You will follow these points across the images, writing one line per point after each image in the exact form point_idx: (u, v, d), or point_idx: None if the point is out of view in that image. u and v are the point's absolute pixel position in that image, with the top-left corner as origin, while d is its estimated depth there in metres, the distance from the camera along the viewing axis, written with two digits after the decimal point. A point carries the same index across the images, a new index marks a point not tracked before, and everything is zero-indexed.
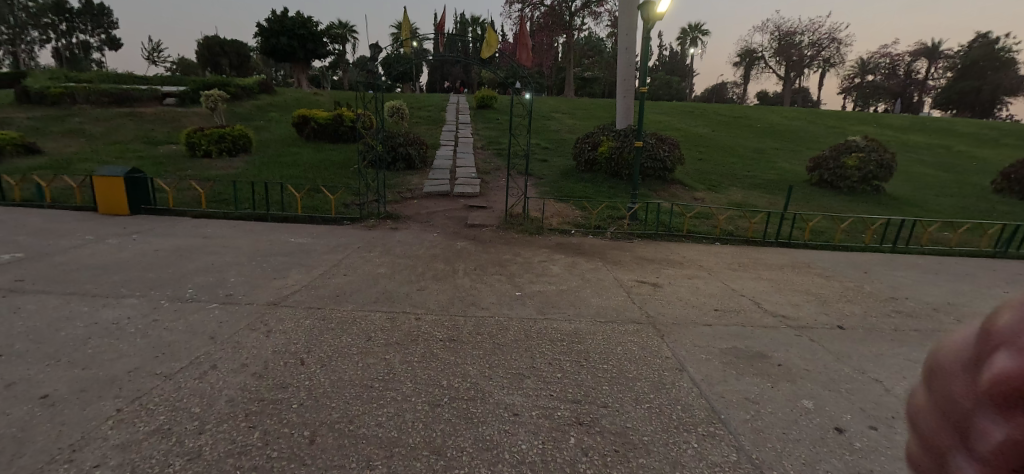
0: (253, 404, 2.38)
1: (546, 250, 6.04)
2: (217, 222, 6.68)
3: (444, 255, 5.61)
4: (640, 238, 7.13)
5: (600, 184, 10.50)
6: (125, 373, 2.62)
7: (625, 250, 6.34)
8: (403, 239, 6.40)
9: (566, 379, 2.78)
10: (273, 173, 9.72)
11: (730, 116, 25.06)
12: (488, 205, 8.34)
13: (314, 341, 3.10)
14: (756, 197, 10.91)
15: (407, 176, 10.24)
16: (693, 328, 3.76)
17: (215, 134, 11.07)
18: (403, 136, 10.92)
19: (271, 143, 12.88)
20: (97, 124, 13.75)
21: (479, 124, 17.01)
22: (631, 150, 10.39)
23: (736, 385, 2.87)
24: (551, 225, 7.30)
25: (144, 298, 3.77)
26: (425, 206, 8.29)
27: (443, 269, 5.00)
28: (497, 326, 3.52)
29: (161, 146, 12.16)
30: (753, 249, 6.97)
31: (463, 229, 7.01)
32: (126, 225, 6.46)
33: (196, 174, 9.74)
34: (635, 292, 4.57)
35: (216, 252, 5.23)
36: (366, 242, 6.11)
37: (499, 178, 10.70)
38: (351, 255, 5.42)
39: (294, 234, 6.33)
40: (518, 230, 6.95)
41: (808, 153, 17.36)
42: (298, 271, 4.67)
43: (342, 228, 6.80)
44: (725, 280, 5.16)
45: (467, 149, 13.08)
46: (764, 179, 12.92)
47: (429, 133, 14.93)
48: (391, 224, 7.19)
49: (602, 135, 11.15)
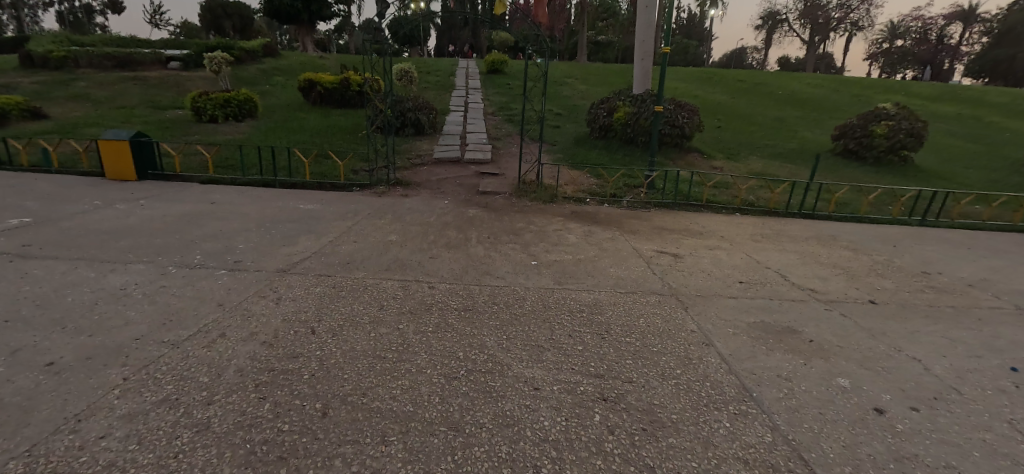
0: (263, 374, 2.28)
1: (561, 219, 5.84)
2: (225, 188, 6.55)
3: (456, 223, 5.45)
4: (657, 207, 6.89)
5: (615, 151, 10.12)
6: (132, 341, 2.54)
7: (643, 220, 6.11)
8: (414, 206, 6.23)
9: (588, 352, 2.65)
10: (280, 138, 9.52)
11: (749, 83, 24.02)
12: (500, 172, 8.10)
13: (325, 309, 2.99)
14: (777, 167, 10.50)
15: (416, 142, 9.96)
16: (718, 300, 3.59)
17: (221, 98, 10.82)
18: (413, 101, 10.57)
19: (278, 108, 12.60)
20: (102, 88, 13.53)
21: (489, 90, 16.47)
22: (648, 116, 9.95)
23: (767, 361, 2.72)
24: (566, 193, 7.07)
25: (152, 264, 3.68)
26: (435, 173, 8.08)
27: (455, 237, 4.85)
28: (513, 295, 3.38)
29: (167, 111, 11.96)
30: (775, 220, 6.70)
31: (474, 197, 6.81)
32: (134, 191, 6.37)
33: (203, 139, 9.58)
34: (655, 263, 4.39)
35: (224, 218, 5.12)
36: (376, 209, 5.96)
37: (511, 145, 10.38)
38: (361, 221, 5.29)
39: (303, 200, 6.20)
40: (531, 198, 6.74)
41: (832, 122, 16.62)
42: (308, 238, 4.55)
43: (351, 195, 6.65)
44: (748, 252, 4.95)
45: (478, 115, 12.68)
46: (785, 148, 12.41)
47: (439, 98, 14.49)
48: (401, 190, 7.01)
49: (618, 100, 10.69)
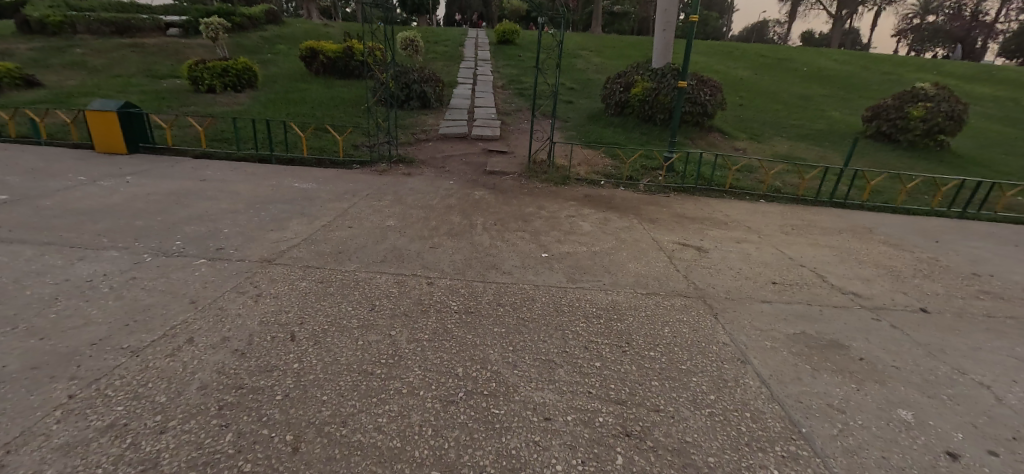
0: (229, 393, 1.97)
1: (573, 203, 5.42)
2: (218, 164, 6.19)
3: (461, 206, 5.05)
4: (676, 192, 6.42)
5: (632, 130, 9.54)
6: (87, 347, 2.23)
7: (662, 206, 5.67)
8: (416, 186, 5.83)
9: (606, 371, 2.30)
10: (279, 110, 9.07)
11: (771, 58, 22.81)
12: (509, 150, 7.63)
13: (309, 310, 2.66)
14: (803, 149, 9.87)
15: (421, 116, 9.47)
16: (750, 305, 3.20)
17: (218, 67, 10.33)
18: (418, 71, 9.98)
19: (279, 78, 12.07)
20: (99, 55, 13.06)
21: (499, 61, 15.70)
22: (668, 92, 9.30)
23: (814, 387, 2.34)
24: (579, 174, 6.61)
25: (126, 251, 3.35)
26: (440, 150, 7.62)
27: (459, 222, 4.47)
28: (521, 295, 3.02)
29: (165, 80, 11.50)
30: (805, 209, 6.22)
31: (481, 177, 6.39)
32: (124, 165, 6.03)
33: (200, 110, 9.17)
34: (678, 257, 3.99)
35: (212, 197, 4.77)
36: (376, 189, 5.57)
37: (521, 122, 9.84)
38: (360, 203, 4.92)
39: (299, 178, 5.83)
40: (541, 179, 6.29)
41: (860, 102, 15.72)
42: (300, 221, 4.20)
43: (351, 173, 6.25)
44: (779, 246, 4.52)
45: (487, 88, 12.07)
46: (811, 129, 11.71)
47: (446, 70, 13.82)
48: (404, 169, 6.59)
49: (637, 74, 10.02)
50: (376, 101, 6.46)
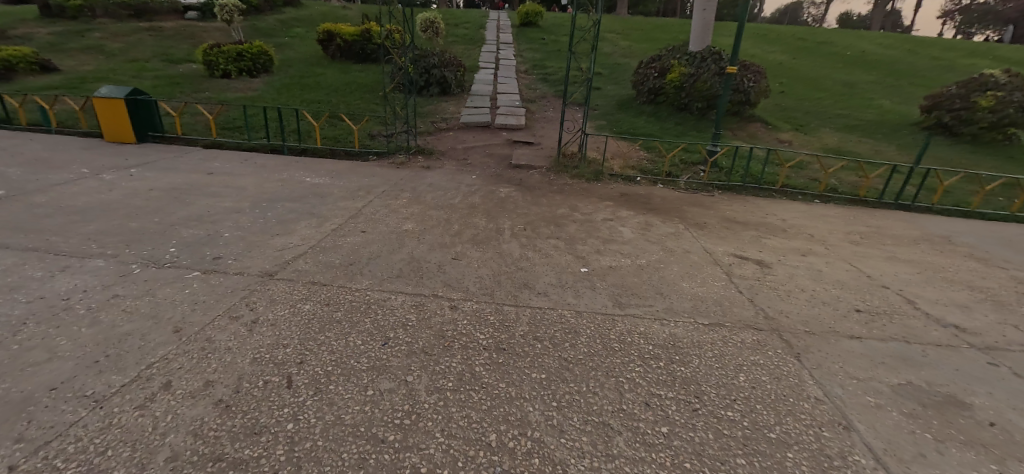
0: (204, 468, 1.55)
1: (609, 203, 4.88)
2: (228, 156, 5.84)
3: (485, 205, 4.58)
4: (721, 191, 5.81)
5: (666, 119, 8.85)
6: (43, 394, 1.84)
7: (708, 207, 5.09)
8: (436, 182, 5.37)
9: (677, 442, 1.80)
10: (293, 96, 8.69)
11: (810, 41, 21.39)
12: (535, 141, 7.09)
13: (311, 345, 2.23)
14: (854, 141, 9.04)
15: (441, 103, 8.96)
16: (836, 343, 2.65)
17: (232, 51, 9.98)
18: (438, 55, 9.44)
19: (295, 62, 11.69)
20: (117, 40, 12.87)
21: (521, 45, 15.00)
22: (708, 79, 8.55)
23: (947, 467, 1.81)
24: (612, 169, 6.05)
25: (114, 261, 2.98)
26: (461, 141, 7.13)
27: (484, 225, 4.00)
28: (561, 325, 2.53)
29: (180, 65, 11.23)
30: (867, 212, 5.55)
31: (506, 171, 5.88)
32: (132, 156, 5.73)
33: (213, 96, 8.86)
34: (737, 273, 3.45)
35: (217, 194, 4.40)
36: (393, 185, 5.13)
37: (546, 110, 9.25)
38: (375, 201, 4.48)
39: (312, 171, 5.43)
40: (571, 175, 5.75)
41: (911, 90, 14.52)
42: (309, 224, 3.79)
43: (367, 166, 5.82)
44: (851, 261, 3.92)
45: (510, 73, 11.45)
46: (860, 119, 10.78)
47: (466, 54, 13.21)
48: (423, 161, 6.13)
49: (672, 59, 9.26)
50: (394, 88, 5.99)
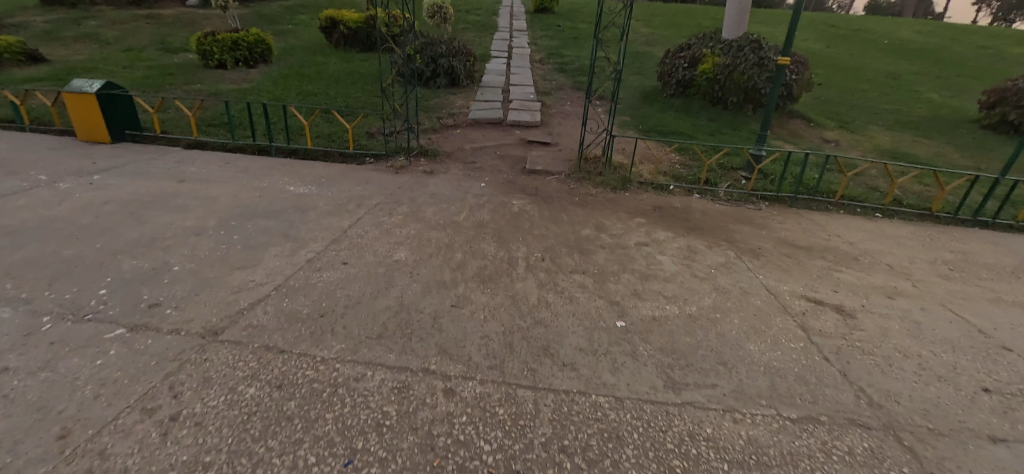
0: None
1: (642, 220, 4.14)
2: (208, 158, 5.22)
3: (496, 222, 3.87)
4: (768, 203, 5.02)
5: (697, 115, 8.00)
6: None
7: (758, 225, 4.32)
8: (440, 190, 4.67)
9: None
10: (289, 88, 8.03)
11: (844, 28, 20.02)
12: (553, 140, 6.33)
13: (240, 467, 1.54)
14: (909, 141, 8.09)
15: (449, 95, 8.21)
16: (979, 453, 1.90)
17: (227, 39, 9.34)
18: (446, 43, 8.65)
19: (297, 50, 11.00)
20: (114, 27, 12.34)
21: (536, 32, 14.10)
22: (746, 69, 7.62)
23: None
24: (642, 175, 5.28)
25: (22, 310, 2.34)
26: (469, 139, 6.41)
27: (494, 251, 3.30)
28: (598, 426, 1.82)
29: (176, 54, 10.65)
30: (944, 231, 4.72)
31: (520, 177, 5.16)
32: (102, 158, 5.13)
33: (205, 88, 8.24)
34: (814, 327, 2.71)
35: (181, 208, 3.76)
36: (389, 193, 4.44)
37: (564, 104, 8.44)
38: (366, 215, 3.81)
39: (299, 177, 4.77)
40: (595, 182, 5.01)
41: (960, 82, 13.31)
42: (280, 250, 3.13)
43: (362, 170, 5.14)
44: (950, 305, 3.14)
45: (524, 62, 10.62)
46: (910, 115, 9.76)
47: (478, 41, 12.38)
48: (426, 165, 5.44)
49: (704, 47, 8.33)
50: (392, 78, 5.23)
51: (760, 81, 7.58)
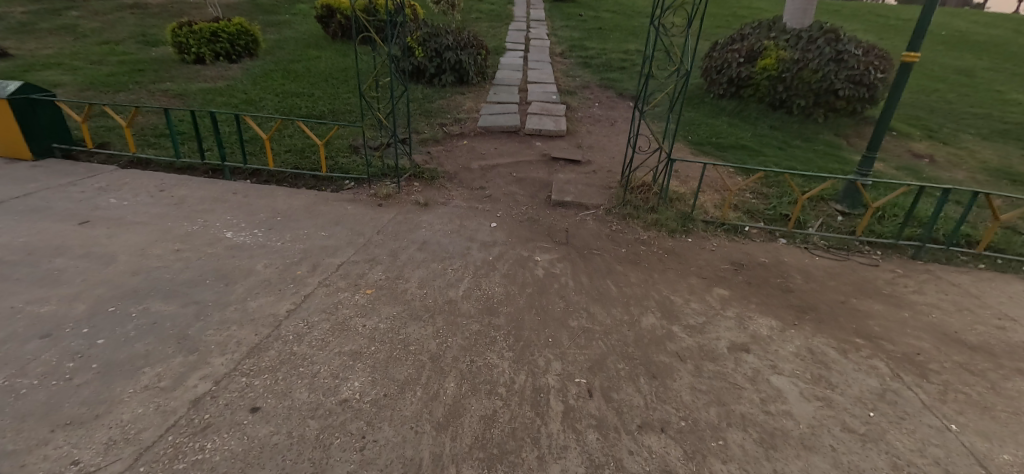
0: None
1: (725, 294, 2.84)
2: (140, 185, 4.06)
3: (512, 300, 2.58)
4: (882, 253, 3.69)
5: (755, 121, 6.61)
6: None
7: (890, 300, 2.99)
8: (435, 232, 3.41)
9: None
10: (269, 88, 6.82)
11: (895, 18, 18.08)
12: (583, 156, 5.01)
13: None
14: (1018, 156, 6.57)
15: (455, 96, 6.92)
16: None
17: (206, 30, 8.19)
18: (453, 34, 7.34)
19: (288, 43, 9.79)
20: (96, 19, 11.30)
21: (556, 22, 12.68)
22: (820, 67, 6.24)
23: None
24: (706, 209, 3.97)
25: None
26: (479, 154, 5.13)
27: (510, 372, 2.03)
28: None
29: (156, 48, 9.55)
30: None
31: (544, 212, 3.87)
32: (7, 184, 4.01)
33: (173, 86, 7.09)
34: None
35: (51, 278, 2.58)
36: (363, 241, 3.19)
37: (592, 106, 7.10)
38: (319, 290, 2.57)
39: (247, 213, 3.57)
40: (646, 221, 3.70)
41: None
42: (157, 377, 1.91)
43: (336, 200, 3.91)
44: None
45: (543, 57, 9.29)
46: (1005, 121, 8.17)
47: (491, 32, 11.04)
48: (422, 192, 4.18)
49: (764, 38, 6.89)
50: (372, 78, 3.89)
51: (836, 80, 6.20)
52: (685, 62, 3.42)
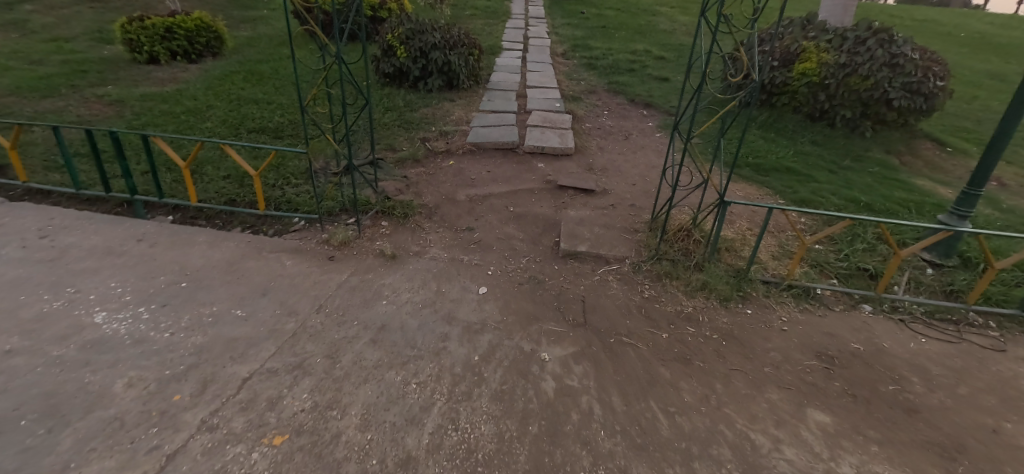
0: None
1: (828, 426, 1.88)
2: (19, 229, 3.07)
3: (509, 457, 1.61)
4: (1004, 332, 2.76)
5: (792, 134, 5.67)
6: None
7: None
8: (400, 308, 2.43)
9: None
10: (222, 93, 5.81)
11: (908, 17, 17.22)
12: (596, 182, 4.04)
13: None
14: None
15: (442, 102, 5.94)
16: None
17: (159, 26, 7.17)
18: (441, 30, 6.35)
19: (259, 40, 8.76)
20: (50, 13, 10.22)
21: (557, 19, 11.71)
22: (872, 72, 5.29)
23: None
24: (764, 263, 3.03)
25: None
26: (467, 177, 4.16)
27: None
28: None
29: (110, 46, 8.50)
30: None
31: (551, 268, 2.89)
32: None
33: (113, 90, 6.06)
34: None
35: None
36: (293, 329, 2.21)
37: (600, 115, 6.14)
38: (195, 444, 1.57)
39: (144, 275, 2.60)
40: (690, 285, 2.74)
41: None
42: None
43: (271, 250, 2.93)
44: None
45: (543, 57, 8.32)
46: None
47: (486, 30, 10.05)
48: (390, 235, 3.19)
49: (802, 38, 5.97)
50: (317, 90, 2.88)
51: (891, 89, 5.25)
52: (755, 73, 2.40)
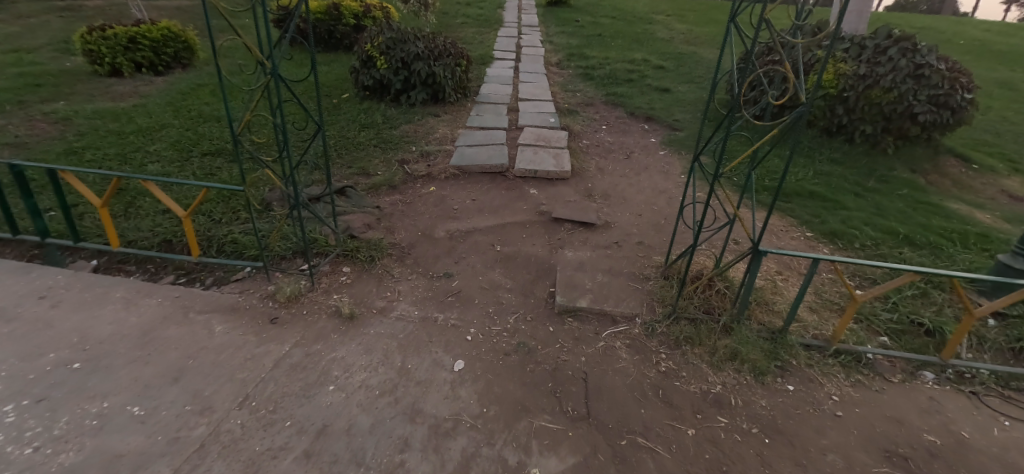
0: None
1: None
2: None
3: None
4: None
5: (808, 151, 5.20)
6: None
7: None
8: (349, 397, 1.88)
9: None
10: (182, 109, 5.27)
11: (908, 24, 16.94)
12: (597, 213, 3.53)
13: None
14: None
15: (425, 118, 5.43)
16: None
17: (122, 35, 6.64)
18: (425, 39, 5.86)
19: (235, 50, 8.26)
20: (16, 21, 9.69)
21: (551, 27, 11.29)
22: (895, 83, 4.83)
23: None
24: (802, 320, 2.52)
25: None
26: (448, 207, 3.63)
27: None
28: None
29: (75, 57, 7.96)
30: None
31: (544, 330, 2.37)
32: None
33: (63, 106, 5.52)
34: None
35: None
36: (200, 439, 1.66)
37: (598, 130, 5.65)
38: None
39: (29, 353, 2.05)
40: (717, 354, 2.21)
41: None
42: None
43: (201, 310, 2.39)
44: None
45: (536, 67, 7.86)
46: None
47: (477, 39, 9.59)
48: (351, 285, 2.66)
49: (816, 47, 5.53)
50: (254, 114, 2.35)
51: (916, 102, 4.77)
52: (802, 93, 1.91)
